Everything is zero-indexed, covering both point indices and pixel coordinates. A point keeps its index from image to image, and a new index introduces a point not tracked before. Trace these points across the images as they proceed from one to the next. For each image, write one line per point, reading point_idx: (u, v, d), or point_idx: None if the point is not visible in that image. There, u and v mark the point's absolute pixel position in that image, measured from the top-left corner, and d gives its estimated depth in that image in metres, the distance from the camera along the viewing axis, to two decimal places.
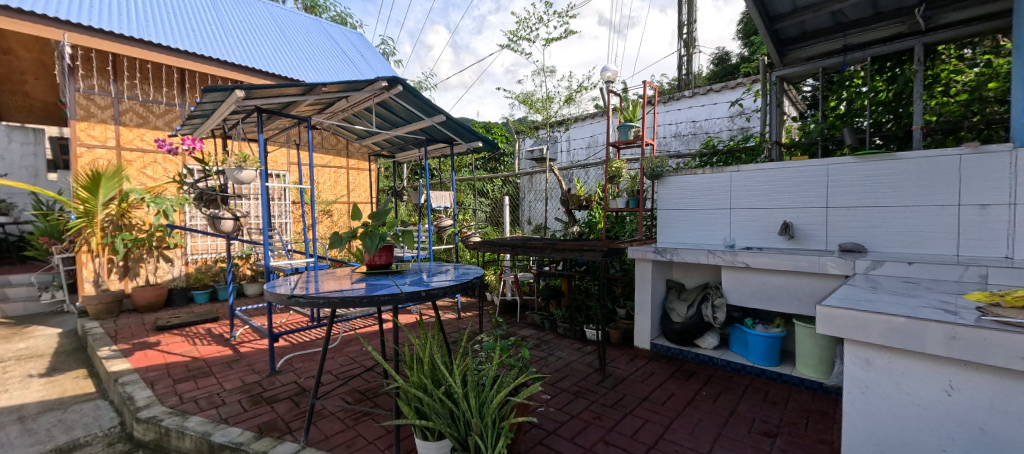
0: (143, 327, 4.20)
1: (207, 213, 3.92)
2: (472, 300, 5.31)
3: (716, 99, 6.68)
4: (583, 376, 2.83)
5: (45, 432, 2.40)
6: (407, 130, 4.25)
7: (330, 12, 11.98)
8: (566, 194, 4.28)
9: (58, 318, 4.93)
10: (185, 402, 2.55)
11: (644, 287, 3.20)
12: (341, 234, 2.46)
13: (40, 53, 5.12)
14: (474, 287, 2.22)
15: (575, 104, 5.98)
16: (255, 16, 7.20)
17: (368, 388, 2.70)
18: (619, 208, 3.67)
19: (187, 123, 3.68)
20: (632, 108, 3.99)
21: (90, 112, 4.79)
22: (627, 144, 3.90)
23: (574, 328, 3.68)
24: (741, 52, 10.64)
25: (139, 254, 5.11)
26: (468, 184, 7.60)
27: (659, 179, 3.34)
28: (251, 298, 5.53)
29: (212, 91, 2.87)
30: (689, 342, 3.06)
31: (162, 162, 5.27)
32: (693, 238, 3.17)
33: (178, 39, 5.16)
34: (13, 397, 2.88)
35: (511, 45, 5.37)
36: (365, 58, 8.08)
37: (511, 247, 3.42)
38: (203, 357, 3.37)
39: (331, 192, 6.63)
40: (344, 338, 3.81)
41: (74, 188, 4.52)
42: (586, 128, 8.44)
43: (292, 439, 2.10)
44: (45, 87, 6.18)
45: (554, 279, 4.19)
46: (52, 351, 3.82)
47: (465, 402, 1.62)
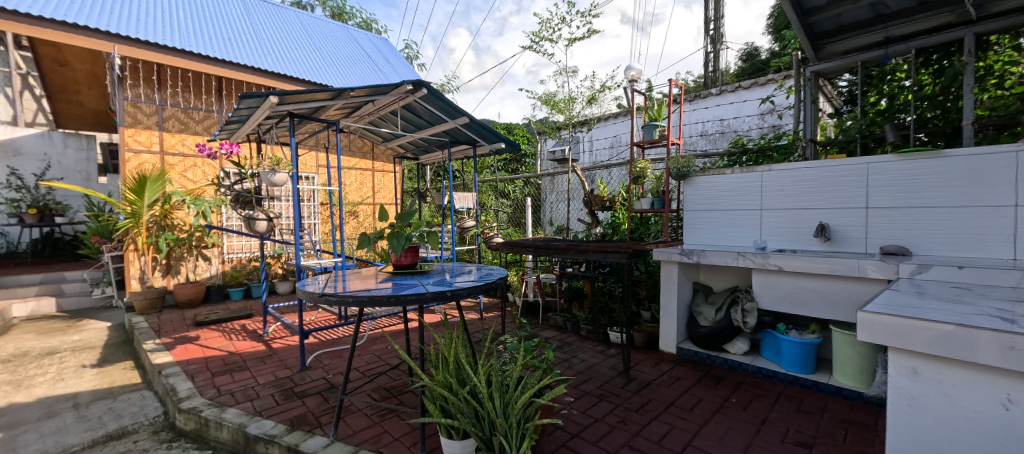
0: (184, 322, 4.42)
1: (243, 214, 4.09)
2: (494, 300, 5.33)
3: (745, 97, 6.49)
4: (607, 379, 2.80)
5: (97, 419, 2.57)
6: (431, 132, 4.31)
7: (356, 18, 12.34)
8: (589, 195, 4.24)
9: (107, 312, 5.25)
10: (223, 394, 2.67)
11: (670, 290, 3.13)
12: (369, 234, 2.52)
13: (93, 64, 5.47)
14: (498, 288, 2.24)
15: (597, 104, 5.93)
16: (286, 24, 7.48)
17: (393, 386, 2.75)
18: (643, 209, 3.59)
19: (225, 128, 3.86)
20: (657, 107, 3.90)
21: (137, 119, 5.08)
22: (652, 144, 3.83)
23: (597, 330, 3.64)
24: (770, 47, 10.28)
25: (180, 253, 5.39)
26: (490, 185, 7.66)
27: (686, 179, 3.27)
28: (282, 296, 5.74)
29: (248, 97, 2.99)
30: (717, 347, 2.99)
31: (201, 165, 5.54)
32: (722, 240, 3.08)
33: (216, 48, 5.42)
34: (68, 385, 3.09)
35: (533, 46, 5.38)
36: (390, 62, 8.26)
37: (533, 248, 3.41)
38: (239, 352, 3.52)
39: (357, 194, 6.81)
40: (370, 336, 3.89)
41: (122, 190, 4.81)
42: (608, 128, 8.36)
43: (322, 433, 2.17)
44: (96, 97, 6.61)
45: (577, 281, 4.16)
46: (103, 343, 4.08)
47: (490, 402, 1.63)
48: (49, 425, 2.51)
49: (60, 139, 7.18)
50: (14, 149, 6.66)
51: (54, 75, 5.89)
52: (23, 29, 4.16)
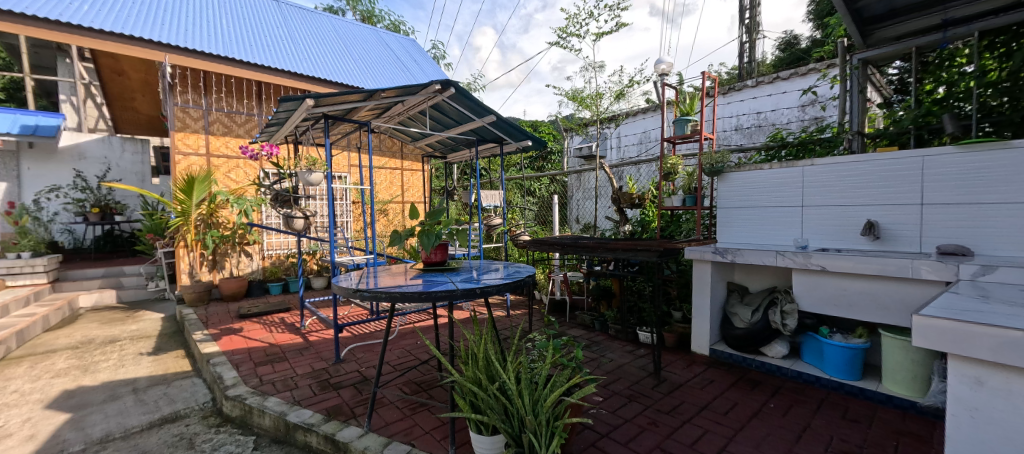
0: (228, 315, 4.68)
1: (282, 213, 4.28)
2: (521, 298, 5.35)
3: (785, 88, 6.20)
4: (637, 380, 2.75)
5: (154, 403, 2.76)
6: (459, 131, 4.35)
7: (384, 21, 12.68)
8: (617, 192, 4.17)
9: (160, 304, 5.63)
10: (265, 383, 2.81)
11: (703, 289, 3.03)
12: (400, 232, 2.58)
13: (146, 73, 5.86)
14: (527, 285, 2.25)
15: (626, 100, 5.80)
16: (320, 29, 7.76)
17: (424, 381, 2.81)
18: (675, 207, 3.53)
19: (265, 130, 4.04)
20: (689, 101, 3.74)
21: (186, 124, 5.40)
22: (684, 140, 3.71)
23: (626, 330, 3.58)
24: (812, 35, 9.74)
25: (225, 249, 5.69)
26: (516, 183, 7.69)
27: (720, 175, 3.16)
28: (318, 291, 5.96)
29: (286, 100, 3.12)
30: (754, 350, 2.88)
31: (243, 166, 5.82)
32: (759, 239, 2.95)
33: (256, 54, 5.68)
34: (128, 370, 3.34)
35: (560, 42, 5.33)
36: (418, 63, 8.41)
37: (560, 245, 3.38)
38: (278, 343, 3.69)
39: (387, 192, 6.98)
40: (401, 331, 3.99)
41: (174, 190, 5.15)
42: (637, 124, 8.21)
43: (356, 424, 2.24)
44: (150, 103, 7.07)
45: (605, 279, 4.11)
46: (157, 333, 4.38)
47: (519, 399, 1.63)
48: (113, 407, 2.72)
49: (118, 143, 7.66)
50: (78, 153, 7.21)
51: (114, 84, 6.35)
52: (87, 42, 4.51)
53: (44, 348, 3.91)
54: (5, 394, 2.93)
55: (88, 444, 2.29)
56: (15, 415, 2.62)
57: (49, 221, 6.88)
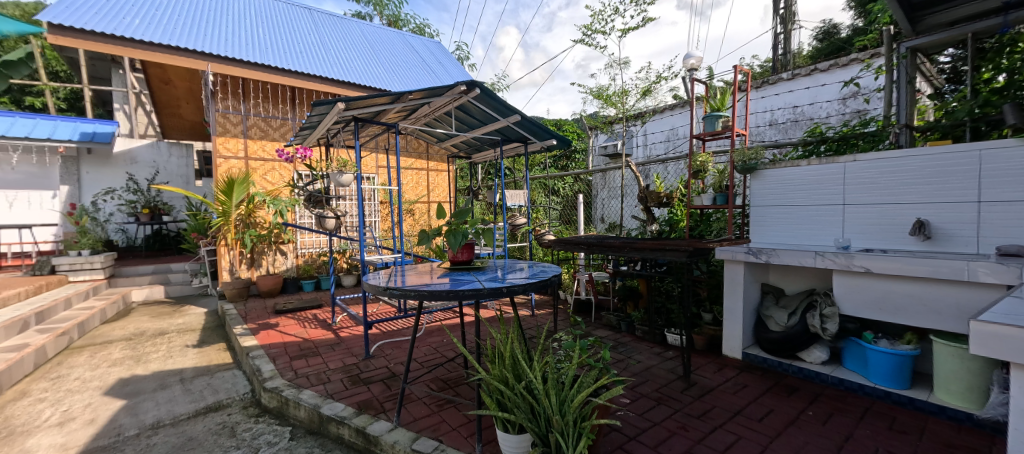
0: (265, 311, 4.89)
1: (314, 213, 4.42)
2: (545, 298, 5.32)
3: (824, 80, 5.89)
4: (665, 382, 2.69)
5: (199, 393, 2.93)
6: (484, 131, 4.38)
7: (410, 24, 12.97)
8: (644, 191, 4.09)
9: (203, 300, 5.95)
10: (300, 377, 2.92)
11: (736, 291, 2.93)
12: (427, 231, 2.62)
13: (190, 81, 6.19)
14: (553, 285, 2.24)
15: (652, 96, 5.66)
16: (349, 35, 7.99)
17: (450, 378, 2.85)
18: (705, 205, 3.43)
19: (299, 134, 4.19)
20: (721, 96, 3.68)
21: (226, 129, 5.68)
22: (714, 136, 3.57)
23: (654, 331, 3.51)
24: (853, 23, 9.20)
25: (262, 248, 5.95)
26: (540, 183, 7.68)
27: (753, 173, 3.04)
28: (348, 289, 6.14)
29: (319, 104, 3.22)
30: (791, 354, 2.76)
31: (278, 169, 6.07)
32: (796, 238, 2.83)
33: (290, 61, 5.91)
34: (175, 361, 3.55)
35: (585, 40, 5.27)
36: (443, 64, 8.54)
37: (586, 245, 3.34)
38: (311, 339, 3.82)
39: (413, 193, 7.10)
40: (429, 328, 4.06)
41: (216, 192, 5.44)
42: (664, 121, 8.02)
43: (386, 418, 2.30)
44: (194, 110, 7.49)
45: (631, 280, 4.04)
46: (201, 327, 4.63)
47: (546, 398, 1.63)
48: (163, 395, 2.89)
49: (165, 149, 8.22)
50: (130, 158, 7.75)
51: (161, 93, 6.75)
52: (138, 54, 4.82)
53: (102, 339, 4.21)
54: (68, 381, 3.17)
55: (142, 429, 2.45)
56: (78, 401, 2.83)
57: (105, 221, 7.39)
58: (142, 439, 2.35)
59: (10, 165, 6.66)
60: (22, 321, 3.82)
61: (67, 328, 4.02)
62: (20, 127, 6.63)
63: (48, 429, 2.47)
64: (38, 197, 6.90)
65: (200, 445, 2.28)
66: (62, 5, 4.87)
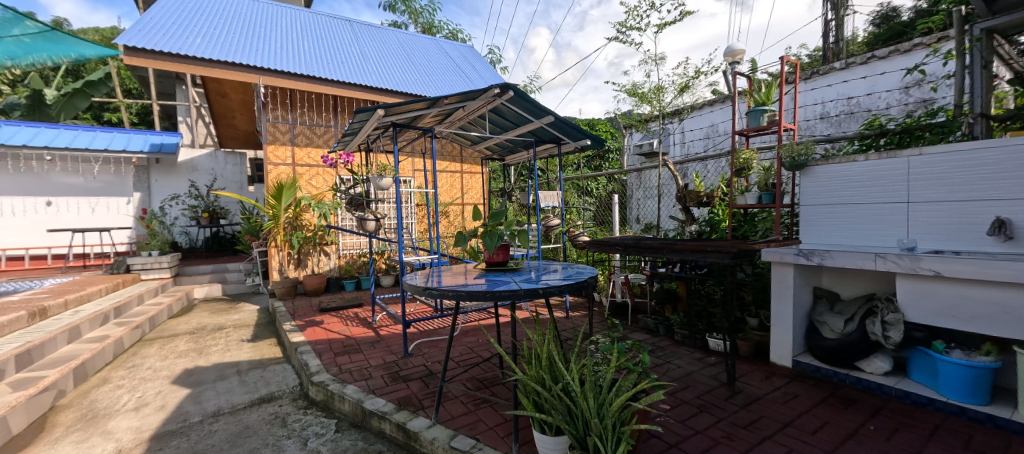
0: (312, 308, 5.15)
1: (356, 216, 4.60)
2: (580, 299, 5.28)
3: (883, 69, 5.44)
4: (708, 389, 2.59)
5: (253, 385, 3.12)
6: (517, 133, 4.41)
7: (443, 31, 13.28)
8: (683, 191, 3.96)
9: (256, 298, 6.34)
10: (344, 372, 3.05)
11: (785, 295, 2.78)
12: (464, 233, 2.67)
13: (244, 93, 6.62)
14: (589, 287, 2.22)
15: (690, 92, 5.44)
16: (386, 44, 8.28)
17: (486, 378, 2.88)
18: (749, 205, 3.26)
19: (341, 141, 4.38)
20: (766, 90, 3.43)
21: (276, 137, 6.03)
22: (759, 132, 3.40)
23: (694, 336, 3.38)
24: (917, 5, 8.42)
25: (308, 249, 6.27)
26: (573, 183, 7.63)
27: (803, 169, 2.87)
28: (386, 289, 6.35)
29: (360, 112, 3.35)
30: (848, 364, 2.58)
31: (323, 174, 6.37)
32: (852, 239, 2.64)
33: (333, 71, 6.19)
34: (232, 354, 3.81)
35: (619, 37, 5.16)
36: (476, 68, 8.68)
37: (622, 246, 3.27)
38: (353, 336, 3.98)
39: (448, 195, 7.25)
40: (464, 328, 4.12)
41: (267, 197, 5.79)
42: (703, 117, 7.71)
43: (425, 415, 2.35)
44: (247, 120, 8.03)
45: (670, 282, 3.92)
46: (254, 323, 4.94)
47: (584, 401, 1.61)
48: (222, 386, 3.11)
49: (222, 158, 8.70)
50: (192, 166, 8.29)
51: (218, 105, 7.27)
52: (199, 70, 5.21)
53: (170, 332, 4.59)
54: (142, 370, 3.48)
55: (205, 416, 2.65)
56: (150, 388, 3.10)
57: (171, 225, 7.99)
58: (205, 425, 2.53)
59: (93, 175, 7.51)
60: (104, 314, 4.23)
61: (140, 321, 4.41)
62: (100, 141, 7.35)
63: (126, 413, 2.72)
64: (116, 203, 7.68)
65: (255, 433, 2.43)
66: (134, 29, 5.34)
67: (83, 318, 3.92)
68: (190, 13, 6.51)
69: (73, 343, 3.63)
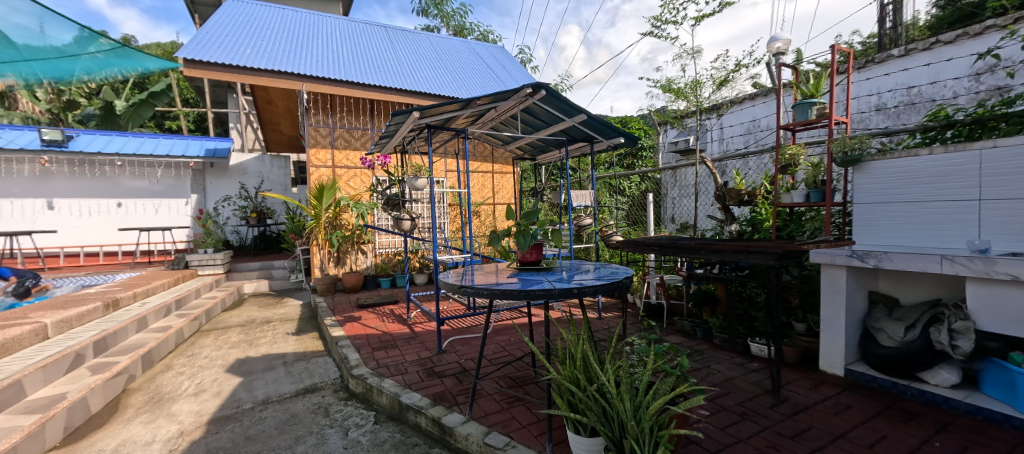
0: (350, 304, 5.36)
1: (392, 215, 4.74)
2: (613, 300, 5.21)
3: (950, 54, 4.97)
4: (750, 396, 2.48)
5: (298, 376, 3.29)
6: (549, 132, 4.39)
7: (475, 33, 13.42)
8: (721, 189, 3.81)
9: (299, 293, 6.67)
10: (381, 366, 3.15)
11: (837, 299, 2.61)
12: (497, 232, 2.69)
13: (288, 100, 6.96)
14: (624, 288, 2.18)
15: (730, 87, 5.20)
16: (420, 47, 8.49)
17: (518, 376, 2.88)
18: (796, 203, 3.09)
19: (378, 143, 4.53)
20: (814, 81, 3.22)
21: (317, 141, 6.31)
22: (806, 126, 3.21)
23: (734, 340, 3.25)
24: None
25: (347, 248, 6.52)
26: (606, 182, 7.53)
27: (856, 165, 2.67)
28: (420, 287, 6.51)
29: (397, 114, 3.45)
30: (909, 375, 2.39)
31: (360, 175, 6.60)
32: (912, 239, 2.44)
33: (370, 76, 6.40)
34: (279, 346, 4.03)
35: (655, 32, 5.01)
36: (507, 69, 8.73)
37: (657, 246, 3.17)
38: (389, 332, 4.09)
39: (480, 195, 7.33)
40: (497, 327, 4.16)
41: (309, 198, 6.08)
42: (744, 112, 7.38)
43: (459, 411, 2.39)
44: (291, 125, 8.45)
45: (708, 284, 3.78)
46: (298, 317, 5.20)
47: (620, 402, 1.58)
48: (270, 375, 3.30)
49: (270, 161, 9.08)
50: (242, 170, 8.77)
51: (265, 112, 7.69)
52: (249, 79, 5.53)
53: (223, 324, 4.91)
54: (200, 358, 3.74)
55: (255, 403, 2.82)
56: (207, 376, 3.34)
57: (224, 224, 8.54)
58: (255, 412, 2.70)
59: (156, 178, 8.15)
60: (167, 306, 4.59)
61: (198, 313, 4.75)
62: (162, 147, 7.96)
63: (186, 398, 2.94)
64: (176, 204, 8.30)
65: (300, 422, 2.56)
66: (192, 43, 5.75)
67: (149, 309, 4.26)
68: (240, 25, 6.93)
69: (141, 333, 3.96)
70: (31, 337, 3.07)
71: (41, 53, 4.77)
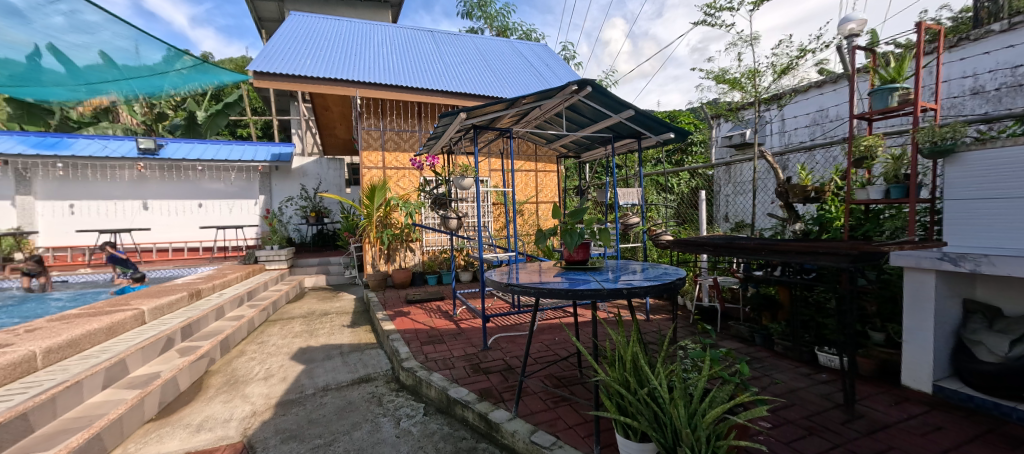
0: (399, 300, 5.58)
1: (439, 214, 4.86)
2: (662, 302, 5.02)
3: None
4: (819, 410, 2.29)
5: (353, 366, 3.47)
6: (595, 129, 4.30)
7: (517, 32, 13.51)
8: (784, 185, 3.54)
9: (353, 288, 7.04)
10: (430, 360, 3.25)
11: (924, 307, 2.34)
12: (544, 231, 2.67)
13: (343, 106, 7.35)
14: (676, 289, 2.10)
15: (792, 76, 4.82)
16: (465, 50, 8.65)
17: (564, 376, 2.86)
18: (872, 200, 2.82)
19: (426, 145, 4.67)
20: (897, 64, 2.89)
21: (370, 143, 6.62)
22: (885, 115, 2.91)
23: (799, 348, 3.02)
24: None
25: (396, 245, 6.78)
26: (654, 180, 7.28)
27: (948, 156, 2.38)
28: (466, 284, 6.63)
29: (444, 116, 3.52)
30: (1015, 396, 2.10)
31: (409, 176, 6.84)
32: (1018, 241, 2.09)
33: (417, 80, 6.60)
34: (336, 337, 4.28)
35: (708, 20, 4.74)
36: (550, 67, 8.70)
37: (711, 246, 2.99)
38: (437, 328, 4.21)
39: (523, 194, 7.35)
40: (541, 326, 4.15)
41: (362, 198, 6.39)
42: (810, 101, 6.80)
43: (505, 408, 2.41)
44: (345, 129, 8.92)
45: (768, 287, 3.52)
46: (352, 311, 5.49)
47: (673, 408, 1.51)
48: (329, 364, 3.51)
49: (326, 164, 9.57)
50: (303, 172, 9.37)
51: (323, 117, 8.17)
52: (309, 87, 5.89)
53: (288, 315, 5.30)
54: (269, 346, 4.06)
55: (317, 390, 3.01)
56: (275, 362, 3.61)
57: (286, 223, 9.15)
58: (317, 397, 2.88)
59: (231, 181, 8.94)
60: (240, 297, 5.02)
61: (266, 304, 5.15)
62: (235, 153, 8.72)
63: (258, 381, 3.20)
64: (246, 204, 9.05)
65: (357, 409, 2.70)
66: (261, 56, 6.23)
67: (226, 299, 4.69)
68: (301, 38, 7.42)
69: (219, 320, 4.36)
70: (132, 322, 3.48)
71: (137, 72, 5.38)
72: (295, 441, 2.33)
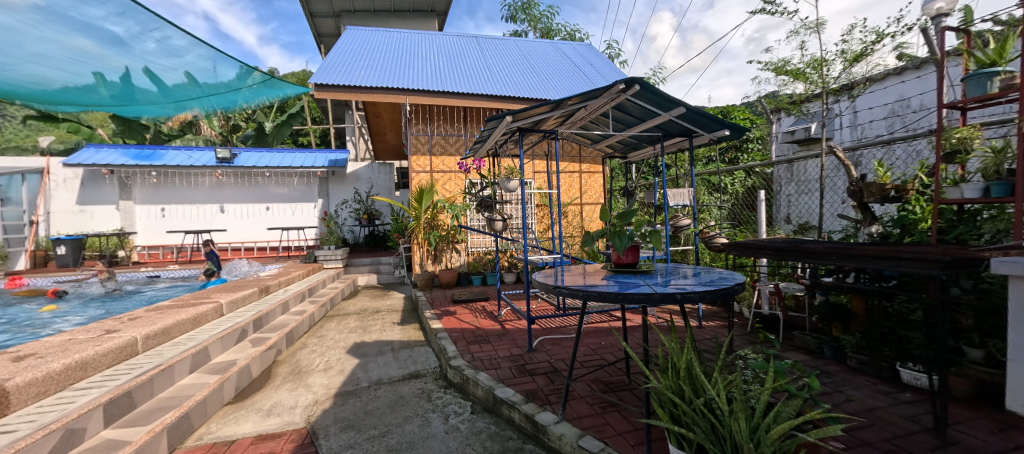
0: (446, 299, 5.72)
1: (485, 216, 4.93)
2: (716, 308, 4.76)
3: None
4: (902, 432, 2.07)
5: (404, 362, 3.61)
6: (644, 128, 4.17)
7: (561, 33, 13.43)
8: (857, 183, 3.23)
9: (402, 287, 7.32)
10: (476, 360, 3.30)
11: None
12: (591, 233, 2.61)
13: (393, 113, 7.69)
14: (734, 296, 1.98)
15: (865, 63, 4.40)
16: (509, 53, 8.74)
17: (612, 381, 2.79)
18: (968, 199, 2.50)
19: (472, 148, 4.76)
20: (999, 44, 2.55)
21: (418, 148, 6.85)
22: (982, 103, 2.58)
23: (878, 363, 2.74)
24: None
25: (443, 246, 6.96)
26: (706, 179, 6.96)
27: None
28: (510, 285, 6.67)
29: (490, 120, 3.55)
30: None
31: (454, 179, 7.02)
32: None
33: (464, 86, 6.75)
34: (387, 334, 4.46)
35: (767, 8, 4.42)
36: (595, 66, 8.57)
37: (773, 250, 2.78)
38: (482, 328, 4.27)
39: (568, 195, 7.29)
40: (586, 329, 4.09)
41: (411, 200, 6.63)
42: (888, 90, 6.17)
43: (551, 411, 2.39)
44: (395, 135, 9.32)
45: (840, 295, 3.24)
46: (402, 309, 5.70)
47: (734, 421, 1.43)
48: (381, 360, 3.66)
49: (377, 168, 10.06)
50: (356, 177, 9.88)
51: (375, 125, 8.58)
52: (363, 96, 6.21)
53: (343, 311, 5.60)
54: (328, 340, 4.32)
55: (371, 383, 3.16)
56: (333, 355, 3.83)
57: (342, 224, 9.69)
58: (371, 390, 3.02)
59: (293, 185, 9.62)
60: (302, 294, 5.38)
61: (325, 301, 5.48)
62: (297, 160, 9.40)
63: (318, 372, 3.41)
64: (307, 207, 9.70)
65: (408, 403, 2.80)
66: (320, 69, 6.65)
67: (290, 295, 5.04)
68: (355, 50, 7.83)
69: (284, 314, 4.69)
70: (212, 314, 3.84)
71: (216, 89, 5.94)
72: (353, 430, 2.45)
